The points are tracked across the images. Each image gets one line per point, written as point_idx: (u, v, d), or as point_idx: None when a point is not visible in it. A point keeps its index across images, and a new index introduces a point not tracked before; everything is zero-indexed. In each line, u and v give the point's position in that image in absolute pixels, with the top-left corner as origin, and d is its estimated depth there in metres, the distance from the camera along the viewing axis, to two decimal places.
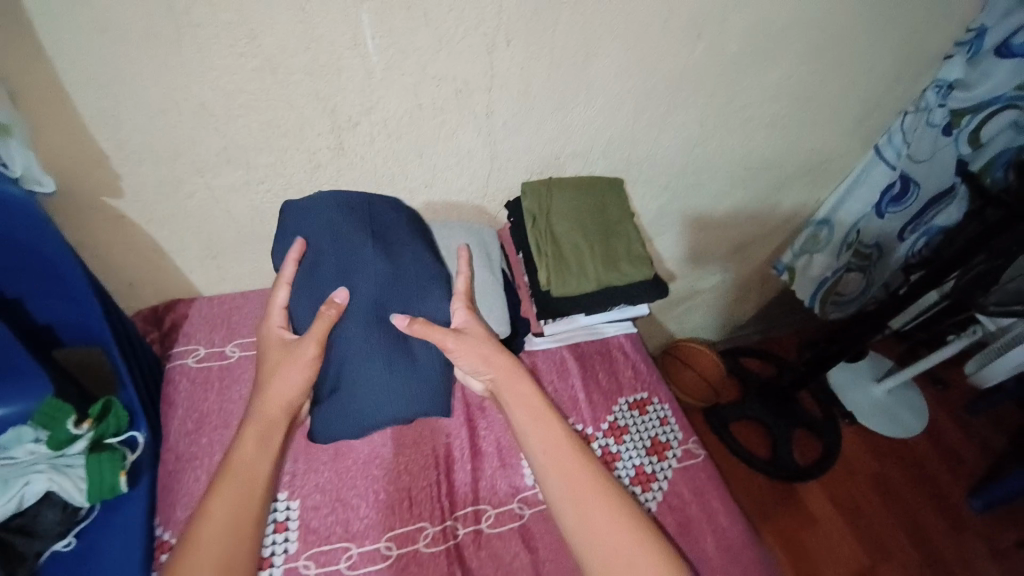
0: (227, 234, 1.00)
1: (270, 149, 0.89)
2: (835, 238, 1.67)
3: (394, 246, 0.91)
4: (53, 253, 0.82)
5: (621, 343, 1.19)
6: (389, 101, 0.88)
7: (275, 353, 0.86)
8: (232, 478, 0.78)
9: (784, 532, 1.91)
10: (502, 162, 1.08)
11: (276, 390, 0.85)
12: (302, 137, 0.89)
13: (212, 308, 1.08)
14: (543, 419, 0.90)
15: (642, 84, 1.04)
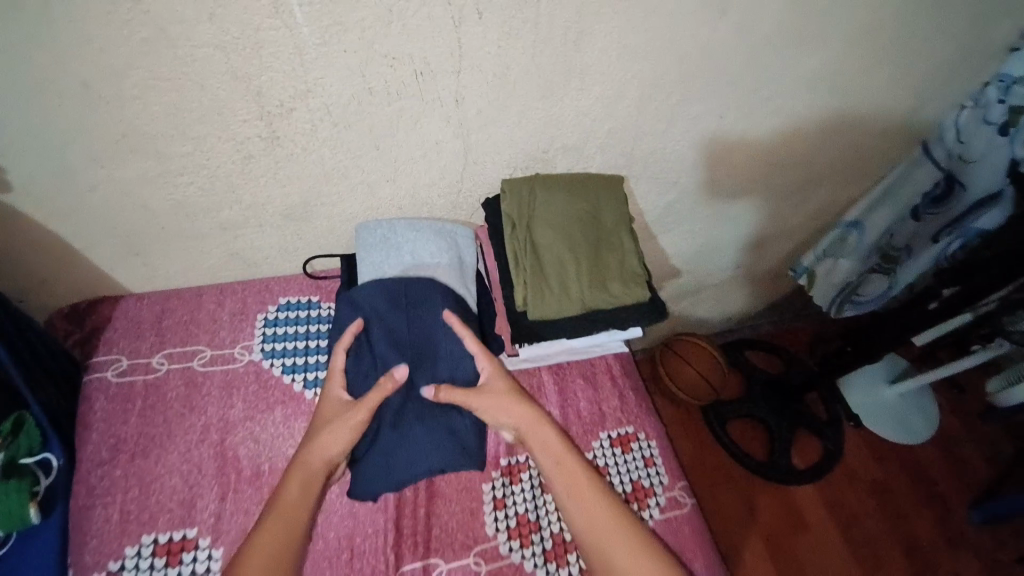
0: (148, 231, 0.85)
1: (183, 137, 0.73)
2: (864, 243, 1.48)
3: (423, 311, 0.86)
4: None
5: (608, 366, 1.05)
6: (330, 83, 0.72)
7: (326, 412, 0.80)
8: (286, 517, 0.71)
9: (773, 536, 1.78)
10: (478, 155, 0.90)
11: (320, 443, 0.76)
12: (222, 124, 0.73)
13: (142, 311, 0.94)
14: (571, 465, 0.80)
15: (650, 68, 0.86)
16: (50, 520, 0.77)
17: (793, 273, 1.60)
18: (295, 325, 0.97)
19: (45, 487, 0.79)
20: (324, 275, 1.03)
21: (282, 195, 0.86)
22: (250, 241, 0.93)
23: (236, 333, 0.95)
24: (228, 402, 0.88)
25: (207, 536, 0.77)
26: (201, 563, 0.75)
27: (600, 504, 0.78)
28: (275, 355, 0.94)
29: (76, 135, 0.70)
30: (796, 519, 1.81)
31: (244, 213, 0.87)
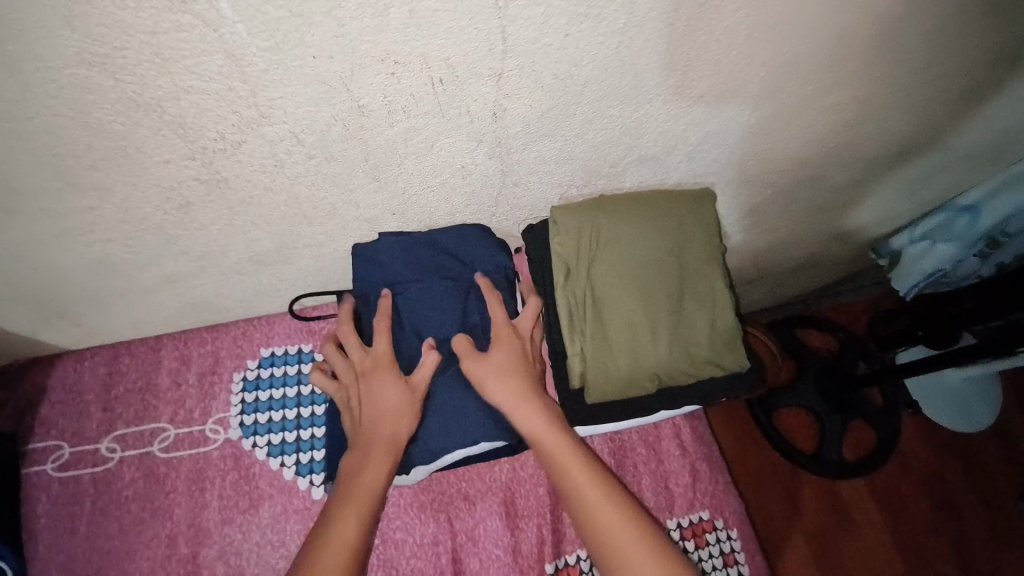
0: (68, 294, 0.62)
1: (79, 185, 0.48)
2: (977, 231, 1.09)
3: (454, 266, 0.69)
4: None
5: (676, 429, 0.83)
6: (295, 105, 0.45)
7: (379, 380, 0.63)
8: (365, 507, 0.57)
9: (816, 532, 1.42)
10: (518, 176, 0.64)
11: (382, 418, 0.61)
12: (135, 165, 0.48)
13: (84, 376, 0.73)
14: (562, 448, 0.61)
15: (786, 52, 0.56)
16: None
17: (875, 252, 1.26)
18: (281, 387, 0.75)
19: None
20: (316, 313, 0.79)
21: (245, 239, 0.61)
22: (212, 288, 0.69)
23: (206, 403, 0.73)
24: (201, 501, 0.69)
25: None
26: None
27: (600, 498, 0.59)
28: (258, 430, 0.73)
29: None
30: (840, 511, 1.44)
31: (197, 263, 0.63)
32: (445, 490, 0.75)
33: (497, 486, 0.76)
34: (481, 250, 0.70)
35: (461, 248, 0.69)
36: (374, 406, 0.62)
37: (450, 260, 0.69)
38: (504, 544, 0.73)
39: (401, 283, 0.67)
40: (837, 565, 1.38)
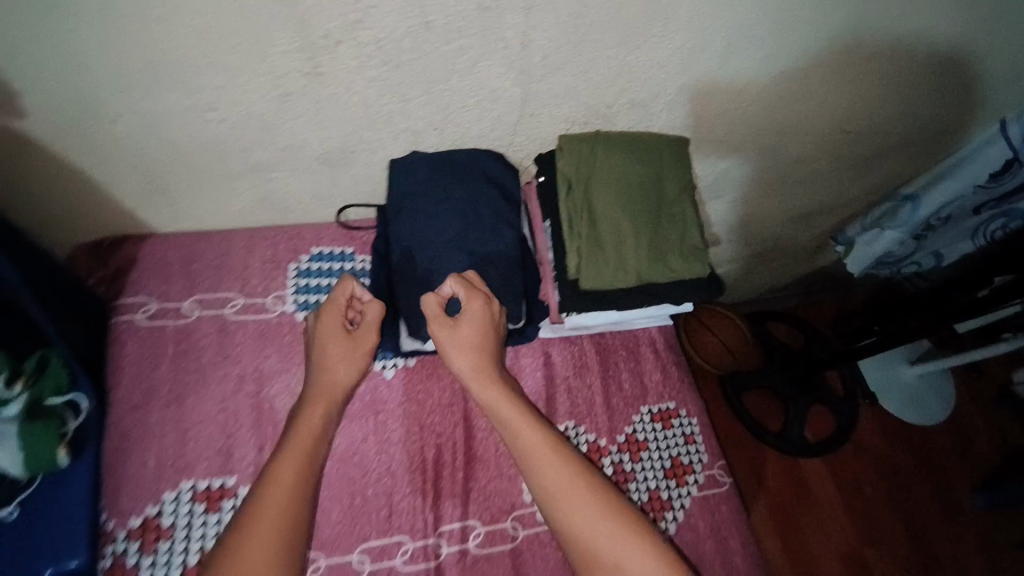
0: (175, 170, 0.78)
1: (218, 67, 0.66)
2: (917, 220, 1.21)
3: (469, 179, 0.86)
4: None
5: (651, 338, 1.01)
6: (382, 15, 0.63)
7: (332, 333, 0.77)
8: (304, 451, 0.68)
9: (777, 503, 1.50)
10: (535, 107, 0.83)
11: (331, 371, 0.75)
12: (261, 54, 0.65)
13: (168, 253, 0.88)
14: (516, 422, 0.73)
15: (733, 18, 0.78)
16: (80, 462, 0.75)
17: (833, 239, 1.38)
18: (329, 277, 0.91)
19: (73, 430, 0.75)
20: (359, 224, 0.96)
21: (320, 137, 0.79)
22: (283, 184, 0.86)
23: (267, 281, 0.89)
24: (257, 354, 0.83)
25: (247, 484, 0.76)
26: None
27: (554, 467, 0.70)
28: (309, 307, 0.89)
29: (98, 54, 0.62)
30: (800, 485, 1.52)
31: (279, 155, 0.80)
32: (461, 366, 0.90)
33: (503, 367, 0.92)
34: (493, 172, 0.88)
35: (484, 171, 0.88)
36: (331, 364, 0.75)
37: (466, 174, 0.86)
38: None
39: (430, 190, 0.85)
40: (794, 534, 1.46)
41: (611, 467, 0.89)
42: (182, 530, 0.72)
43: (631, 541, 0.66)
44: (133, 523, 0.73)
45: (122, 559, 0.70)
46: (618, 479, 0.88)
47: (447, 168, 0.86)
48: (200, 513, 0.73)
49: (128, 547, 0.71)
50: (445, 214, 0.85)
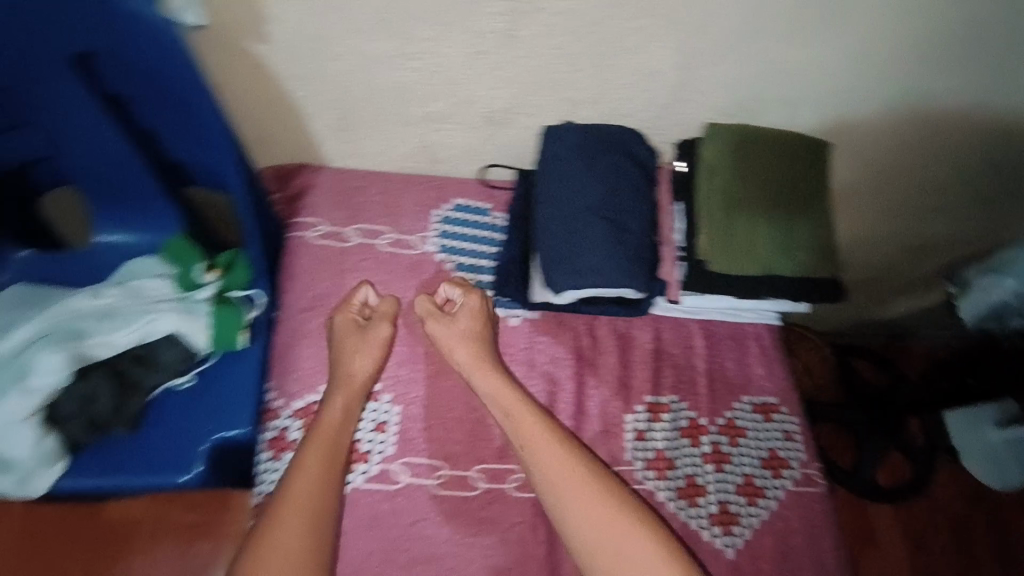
0: (366, 110, 0.86)
1: (434, 21, 0.74)
2: None
3: (617, 153, 0.92)
4: (202, 108, 0.69)
5: (759, 334, 1.04)
6: None
7: (348, 331, 0.85)
8: (324, 445, 0.76)
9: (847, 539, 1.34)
10: (689, 92, 0.88)
11: (347, 367, 0.82)
12: (471, 14, 0.73)
13: (336, 184, 0.97)
14: (527, 425, 0.80)
15: (893, 25, 0.82)
16: (252, 347, 0.87)
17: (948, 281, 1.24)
18: (473, 228, 1.01)
19: (252, 319, 0.87)
20: (500, 184, 1.04)
21: (491, 96, 0.85)
22: (446, 136, 0.94)
23: (415, 222, 0.98)
24: (404, 283, 0.95)
25: (387, 392, 0.87)
26: (358, 476, 0.81)
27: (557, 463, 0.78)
28: (450, 251, 0.98)
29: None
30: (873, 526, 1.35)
31: (453, 107, 0.87)
32: (579, 329, 0.97)
33: (615, 334, 0.98)
34: (639, 152, 0.93)
35: (633, 149, 0.93)
36: (345, 356, 0.83)
37: (614, 147, 0.92)
38: (616, 375, 0.95)
39: (580, 157, 0.91)
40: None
41: (710, 445, 0.93)
42: None
43: (637, 544, 0.73)
44: (296, 404, 0.84)
45: (286, 434, 0.81)
46: (715, 457, 0.91)
47: (600, 141, 0.92)
48: None
49: (290, 424, 0.82)
50: (592, 181, 0.91)
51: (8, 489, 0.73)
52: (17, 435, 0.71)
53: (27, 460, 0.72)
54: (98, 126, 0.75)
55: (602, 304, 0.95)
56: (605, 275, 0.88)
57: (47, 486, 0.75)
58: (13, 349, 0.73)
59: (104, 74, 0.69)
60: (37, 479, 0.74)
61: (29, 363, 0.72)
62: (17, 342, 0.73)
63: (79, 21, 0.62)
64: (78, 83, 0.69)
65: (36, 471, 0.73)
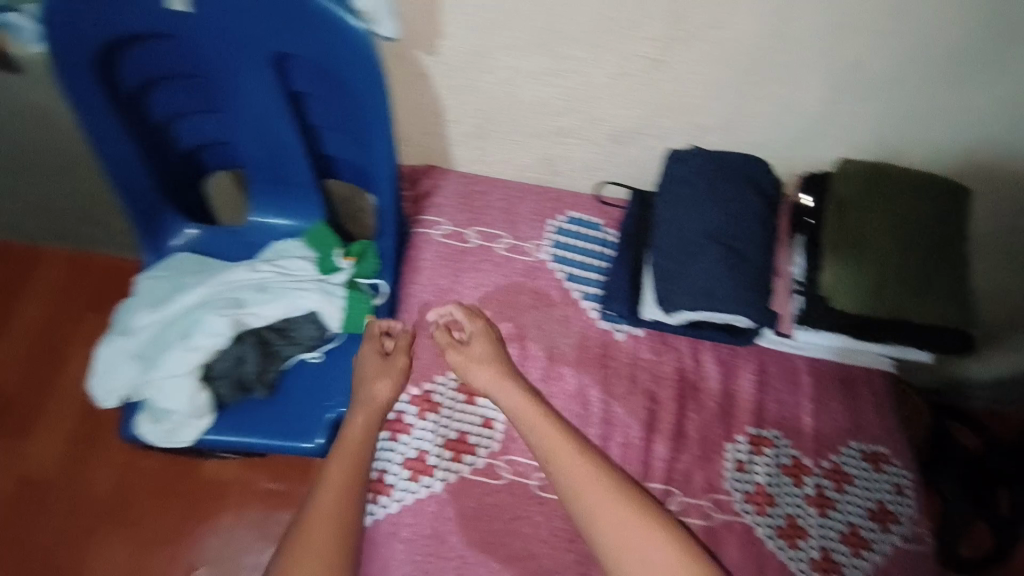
0: (502, 119, 0.89)
1: (588, 42, 0.75)
2: None
3: (742, 181, 0.91)
4: (373, 113, 0.74)
5: (870, 378, 1.02)
6: (748, 21, 0.72)
7: (365, 352, 0.85)
8: (347, 459, 0.76)
9: None
10: (829, 125, 0.87)
11: (363, 388, 0.82)
12: (629, 38, 0.74)
13: (460, 188, 1.03)
14: (549, 439, 0.77)
15: None
16: None
17: None
18: (584, 241, 1.04)
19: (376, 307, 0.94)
20: (614, 201, 1.07)
21: (629, 115, 0.86)
22: (568, 150, 0.95)
23: (532, 231, 1.03)
24: (515, 289, 0.98)
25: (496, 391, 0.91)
26: (466, 466, 0.85)
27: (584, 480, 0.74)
28: (562, 261, 1.02)
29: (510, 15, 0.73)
30: None
31: (587, 125, 0.88)
32: (683, 352, 0.98)
33: (719, 361, 0.98)
34: (766, 180, 0.92)
35: (760, 178, 0.92)
36: (364, 375, 0.83)
37: (739, 174, 0.92)
38: (718, 403, 0.95)
39: (705, 180, 0.91)
40: None
41: (814, 488, 0.92)
42: (447, 409, 0.89)
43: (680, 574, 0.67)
44: (413, 391, 0.90)
45: (403, 417, 0.87)
46: (820, 501, 0.91)
47: (726, 167, 0.92)
48: (461, 402, 0.89)
49: (408, 409, 0.88)
50: (716, 207, 0.91)
51: (162, 436, 0.81)
52: (178, 387, 0.79)
53: (182, 411, 0.80)
54: (268, 118, 0.82)
55: (708, 329, 0.95)
56: (723, 300, 0.89)
57: (193, 438, 0.82)
58: (180, 309, 0.82)
59: (294, 75, 0.76)
60: (187, 430, 0.82)
61: (196, 323, 0.80)
62: (184, 304, 0.82)
63: (291, 26, 0.68)
64: (266, 78, 0.76)
65: (187, 422, 0.81)
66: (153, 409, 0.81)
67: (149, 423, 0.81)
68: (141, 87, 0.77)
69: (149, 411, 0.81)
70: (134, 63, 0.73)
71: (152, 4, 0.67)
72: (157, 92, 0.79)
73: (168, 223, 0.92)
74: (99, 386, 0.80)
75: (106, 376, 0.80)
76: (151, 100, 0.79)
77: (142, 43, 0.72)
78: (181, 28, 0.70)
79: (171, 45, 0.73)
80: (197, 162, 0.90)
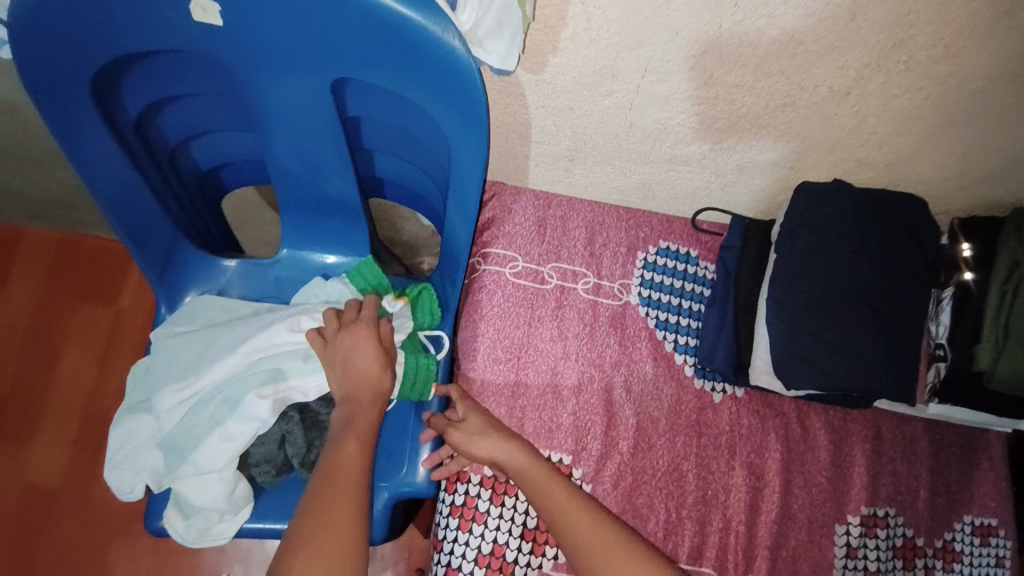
0: (607, 144, 0.74)
1: (754, 66, 0.59)
2: None
3: (886, 228, 0.76)
4: (461, 156, 0.57)
5: (989, 445, 0.89)
6: (967, 55, 0.57)
7: (359, 336, 0.65)
8: (366, 434, 0.62)
9: None
10: (1005, 166, 0.72)
11: (358, 375, 0.64)
12: (811, 66, 0.59)
13: (536, 213, 0.86)
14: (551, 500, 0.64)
15: None
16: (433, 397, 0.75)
17: None
18: (681, 280, 0.87)
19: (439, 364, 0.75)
20: (710, 229, 0.90)
21: (769, 145, 0.71)
22: (676, 177, 0.80)
23: (618, 266, 0.86)
24: (601, 341, 0.83)
25: (579, 467, 0.78)
26: (547, 560, 0.75)
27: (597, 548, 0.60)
28: (651, 305, 0.86)
29: (662, 29, 0.56)
30: None
31: (713, 154, 0.73)
32: (786, 417, 0.83)
33: (829, 426, 0.83)
34: (910, 225, 0.77)
35: (908, 222, 0.77)
36: (358, 360, 0.65)
37: (881, 219, 0.76)
38: (829, 479, 0.81)
39: (840, 223, 0.76)
40: None
41: (924, 570, 0.83)
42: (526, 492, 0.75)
43: None
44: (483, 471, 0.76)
45: (474, 502, 0.75)
46: None
47: (872, 209, 0.76)
48: None
49: (479, 492, 0.75)
50: (853, 256, 0.76)
51: (191, 536, 0.68)
52: (210, 483, 0.66)
53: (215, 509, 0.67)
54: (315, 147, 0.64)
55: (825, 397, 0.81)
56: (858, 377, 0.74)
57: (228, 536, 0.69)
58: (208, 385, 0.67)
59: (351, 98, 0.59)
60: (222, 527, 0.69)
61: (228, 405, 0.65)
62: (212, 376, 0.67)
63: (358, 44, 0.51)
64: (319, 103, 0.58)
65: (222, 518, 0.68)
66: (182, 504, 0.68)
67: (177, 519, 0.68)
68: (147, 112, 0.59)
69: (177, 505, 0.68)
70: (141, 82, 0.55)
71: (168, 16, 0.49)
72: (167, 111, 0.61)
73: (191, 262, 0.76)
74: (119, 475, 0.67)
75: (127, 463, 0.67)
76: (160, 121, 0.61)
77: (147, 57, 0.53)
78: (204, 44, 0.51)
79: (187, 58, 0.54)
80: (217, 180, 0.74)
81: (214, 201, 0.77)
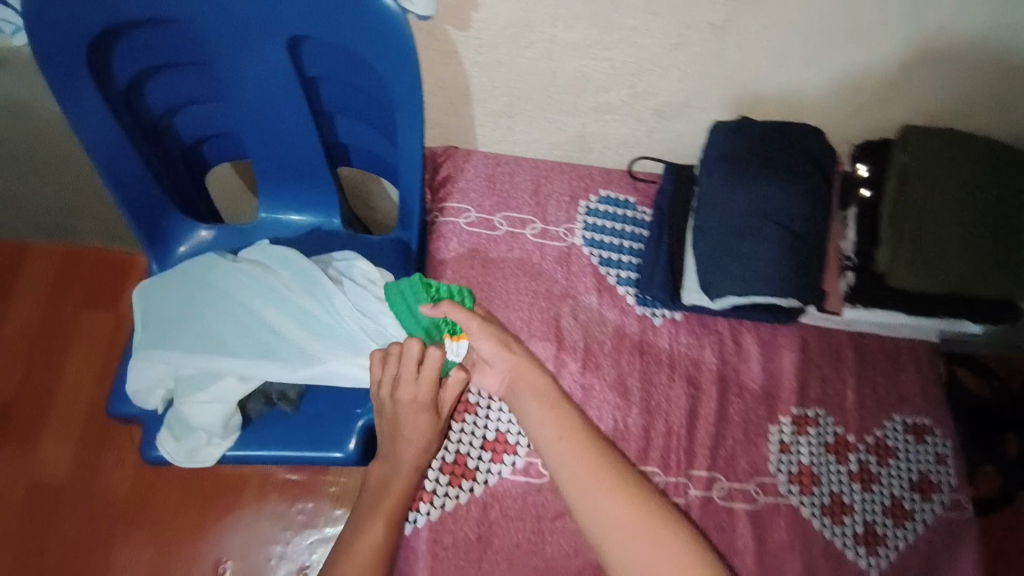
0: (537, 96, 0.84)
1: (642, 10, 0.71)
2: None
3: (794, 154, 0.85)
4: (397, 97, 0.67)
5: (915, 352, 0.97)
6: None
7: (415, 408, 0.72)
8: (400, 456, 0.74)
9: None
10: (883, 92, 0.83)
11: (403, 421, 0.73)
12: (689, 6, 0.71)
13: (487, 171, 0.97)
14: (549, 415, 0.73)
15: None
16: None
17: None
18: (620, 223, 0.97)
19: None
20: (646, 177, 1.00)
21: (675, 87, 0.82)
22: (605, 126, 0.91)
23: (562, 213, 0.97)
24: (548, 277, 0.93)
25: None
26: (506, 467, 0.83)
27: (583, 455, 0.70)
28: (594, 244, 0.96)
29: None
30: None
31: (628, 99, 0.84)
32: (719, 335, 0.93)
33: (760, 342, 0.93)
34: (816, 151, 0.85)
35: (808, 150, 0.86)
36: (410, 428, 0.73)
37: (786, 147, 0.85)
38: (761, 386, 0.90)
39: (749, 151, 0.85)
40: None
41: (857, 463, 0.88)
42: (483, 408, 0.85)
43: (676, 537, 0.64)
44: None
45: None
46: (861, 474, 0.88)
47: (777, 138, 0.85)
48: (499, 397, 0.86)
49: None
50: (765, 179, 0.84)
51: (181, 455, 0.77)
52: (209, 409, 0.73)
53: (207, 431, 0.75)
54: (279, 107, 0.74)
55: (750, 313, 0.90)
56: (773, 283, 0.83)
57: (214, 458, 0.78)
58: (228, 337, 0.73)
59: (306, 56, 0.70)
60: (209, 450, 0.77)
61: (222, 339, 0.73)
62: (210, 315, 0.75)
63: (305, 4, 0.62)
64: (277, 62, 0.69)
65: (210, 441, 0.77)
66: (173, 428, 0.76)
67: (169, 441, 0.77)
68: (134, 82, 0.70)
69: (169, 428, 0.77)
70: (129, 51, 0.67)
71: None
72: (154, 81, 0.72)
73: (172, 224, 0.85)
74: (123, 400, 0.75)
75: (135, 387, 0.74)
76: (147, 91, 0.72)
77: (138, 26, 0.65)
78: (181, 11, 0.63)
79: (168, 29, 0.66)
80: (201, 152, 0.85)
81: (199, 173, 0.88)
